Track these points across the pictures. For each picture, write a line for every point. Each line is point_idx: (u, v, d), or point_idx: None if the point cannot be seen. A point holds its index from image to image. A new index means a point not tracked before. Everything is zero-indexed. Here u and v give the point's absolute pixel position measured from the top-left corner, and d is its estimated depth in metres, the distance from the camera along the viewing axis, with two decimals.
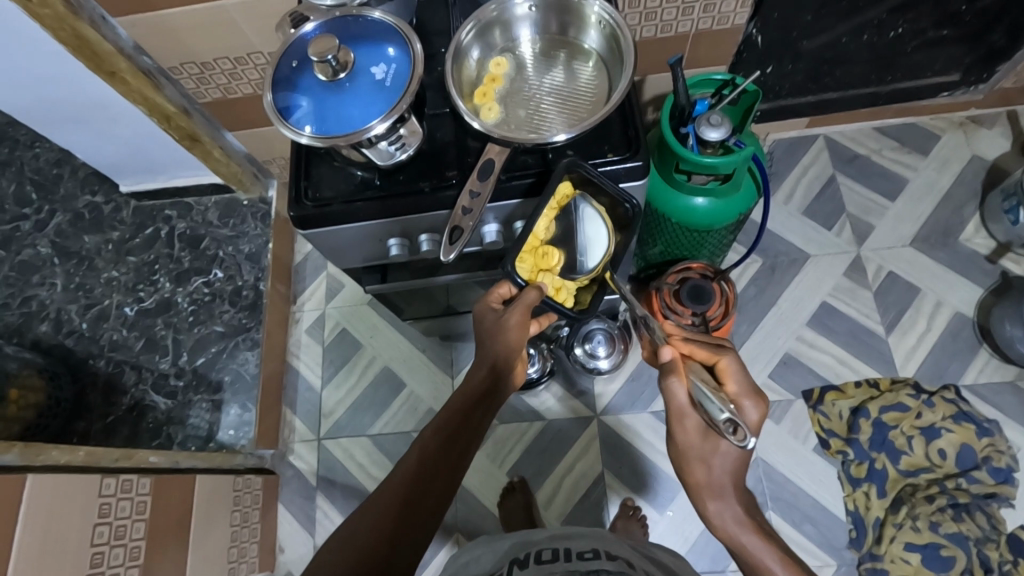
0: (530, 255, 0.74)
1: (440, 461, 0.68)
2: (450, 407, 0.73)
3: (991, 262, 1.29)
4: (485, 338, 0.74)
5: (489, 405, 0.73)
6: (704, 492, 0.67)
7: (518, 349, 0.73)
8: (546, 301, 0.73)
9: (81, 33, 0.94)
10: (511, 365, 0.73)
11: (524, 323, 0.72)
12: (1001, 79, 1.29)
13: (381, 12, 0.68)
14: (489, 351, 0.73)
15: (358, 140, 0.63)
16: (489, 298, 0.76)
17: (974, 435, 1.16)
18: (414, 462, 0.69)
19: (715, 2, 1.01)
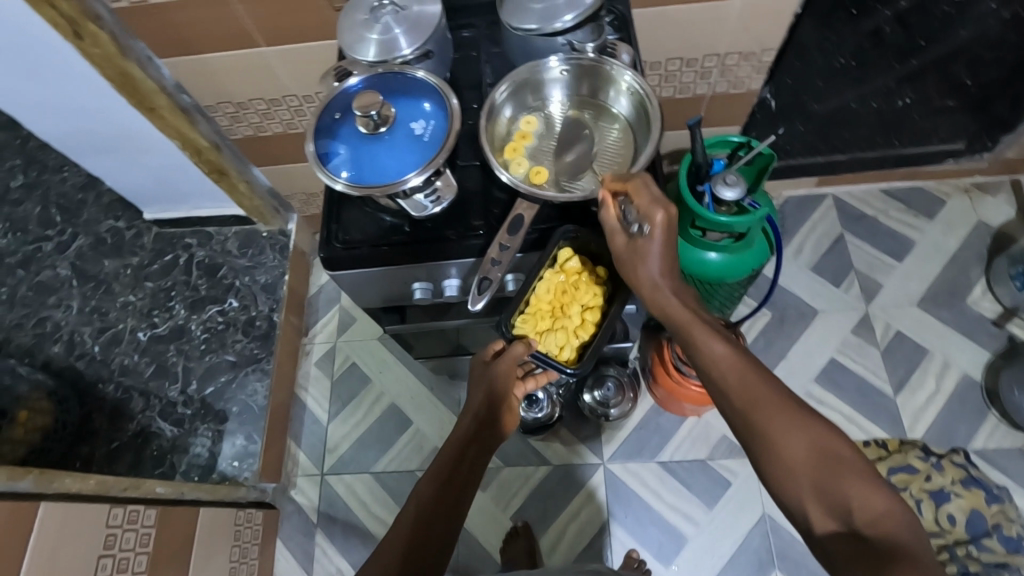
0: (528, 313, 0.81)
1: (437, 505, 0.68)
2: (445, 452, 0.74)
3: (998, 326, 1.30)
4: (475, 388, 0.79)
5: (484, 449, 0.75)
6: (693, 328, 0.68)
7: (505, 394, 0.77)
8: (536, 356, 0.77)
9: (127, 71, 0.97)
10: (498, 410, 0.76)
11: (510, 372, 0.77)
12: (1006, 149, 1.34)
13: (424, 72, 0.72)
14: (476, 398, 0.77)
15: (393, 190, 0.66)
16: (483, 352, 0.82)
17: (984, 501, 1.13)
18: (413, 510, 0.69)
19: (732, 67, 1.06)
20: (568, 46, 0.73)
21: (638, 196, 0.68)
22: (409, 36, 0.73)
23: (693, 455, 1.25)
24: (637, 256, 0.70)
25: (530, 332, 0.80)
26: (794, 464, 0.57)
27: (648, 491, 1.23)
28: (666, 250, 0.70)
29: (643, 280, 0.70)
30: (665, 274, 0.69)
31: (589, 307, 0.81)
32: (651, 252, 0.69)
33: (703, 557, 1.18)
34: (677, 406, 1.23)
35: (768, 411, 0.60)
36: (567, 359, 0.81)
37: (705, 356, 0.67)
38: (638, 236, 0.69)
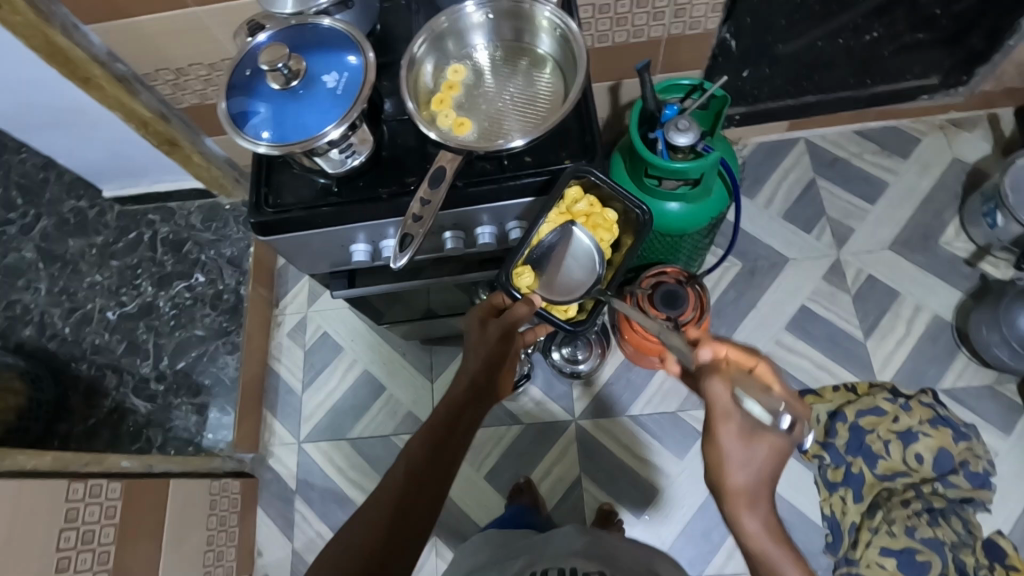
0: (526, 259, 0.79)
1: (428, 465, 0.69)
2: (437, 413, 0.74)
3: (971, 266, 1.28)
4: (470, 350, 0.76)
5: (479, 411, 0.75)
6: (739, 502, 0.59)
7: (502, 357, 0.76)
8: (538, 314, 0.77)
9: (53, 40, 0.93)
10: (495, 374, 0.76)
11: (507, 333, 0.76)
12: (981, 82, 1.29)
13: (331, 20, 0.69)
14: (472, 362, 0.75)
15: (312, 146, 0.64)
16: (480, 307, 0.80)
17: (951, 439, 1.14)
18: (404, 468, 0.69)
19: (687, 7, 1.01)
20: None
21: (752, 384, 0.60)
22: None
23: (664, 408, 1.26)
24: (712, 432, 0.59)
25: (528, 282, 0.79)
26: None
27: (626, 444, 1.25)
28: (749, 429, 0.59)
29: (715, 454, 0.60)
30: (751, 476, 0.58)
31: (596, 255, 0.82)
32: (742, 435, 0.58)
33: (674, 506, 1.20)
34: (647, 360, 1.23)
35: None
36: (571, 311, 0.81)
37: (739, 525, 0.59)
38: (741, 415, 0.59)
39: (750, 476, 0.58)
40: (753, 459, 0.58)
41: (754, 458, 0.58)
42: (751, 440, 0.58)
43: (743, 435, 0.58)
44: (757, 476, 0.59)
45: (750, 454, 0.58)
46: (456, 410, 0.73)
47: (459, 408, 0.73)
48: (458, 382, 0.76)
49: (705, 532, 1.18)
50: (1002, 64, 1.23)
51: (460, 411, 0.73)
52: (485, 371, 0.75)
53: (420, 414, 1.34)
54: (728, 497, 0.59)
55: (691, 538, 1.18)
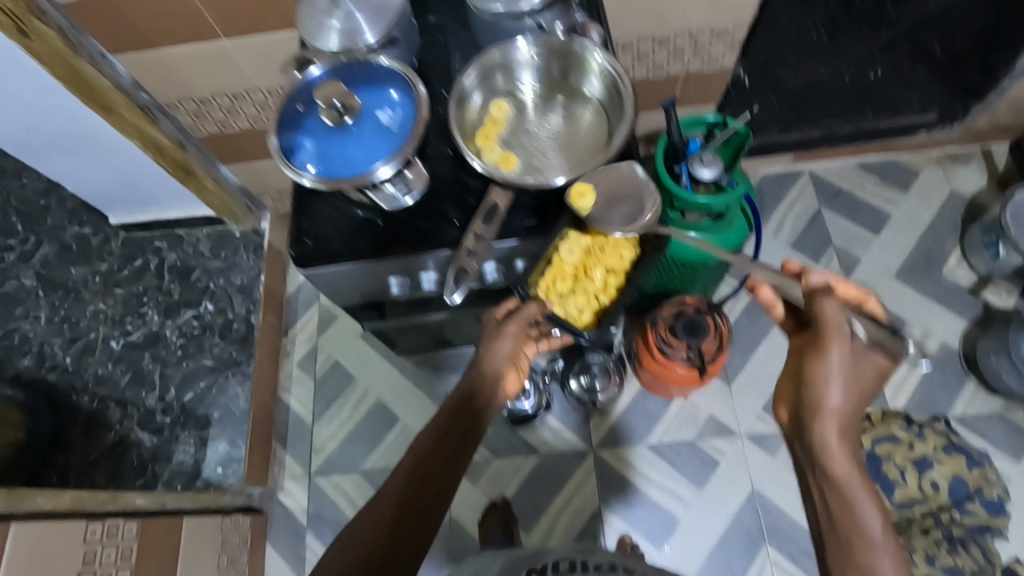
0: (547, 275, 0.85)
1: (431, 466, 0.71)
2: (443, 410, 0.76)
3: (974, 294, 1.32)
4: (481, 348, 0.79)
5: (484, 409, 0.76)
6: (832, 419, 0.68)
7: (509, 360, 0.78)
8: (557, 321, 0.87)
9: (79, 69, 0.91)
10: (503, 374, 0.78)
11: (520, 333, 0.79)
12: (977, 119, 1.35)
13: (388, 59, 0.70)
14: (482, 359, 0.77)
15: (364, 183, 0.64)
16: (496, 310, 0.83)
17: (965, 466, 1.16)
18: (409, 467, 0.72)
19: (706, 46, 1.05)
20: (536, 27, 0.72)
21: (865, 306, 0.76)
22: (370, 22, 0.71)
23: (681, 436, 1.26)
24: (829, 334, 0.69)
25: (549, 294, 0.87)
26: (872, 538, 0.62)
27: (645, 474, 1.24)
28: (857, 352, 0.70)
29: (820, 362, 0.69)
30: (846, 405, 0.68)
31: (612, 270, 0.88)
32: (854, 349, 0.70)
33: (695, 537, 1.19)
34: (664, 389, 1.23)
35: (852, 497, 0.64)
36: (585, 320, 0.92)
37: (823, 432, 0.68)
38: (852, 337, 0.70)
39: (846, 396, 0.68)
40: (856, 379, 0.69)
41: (863, 377, 0.69)
42: (854, 357, 0.69)
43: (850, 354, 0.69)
44: (857, 395, 0.69)
45: (857, 371, 0.69)
46: (459, 410, 0.75)
47: (464, 406, 0.75)
48: (465, 381, 0.77)
49: (727, 563, 1.17)
50: (998, 103, 1.29)
51: (465, 408, 0.75)
52: (493, 368, 0.76)
53: None
54: (825, 400, 0.69)
55: (713, 569, 1.17)
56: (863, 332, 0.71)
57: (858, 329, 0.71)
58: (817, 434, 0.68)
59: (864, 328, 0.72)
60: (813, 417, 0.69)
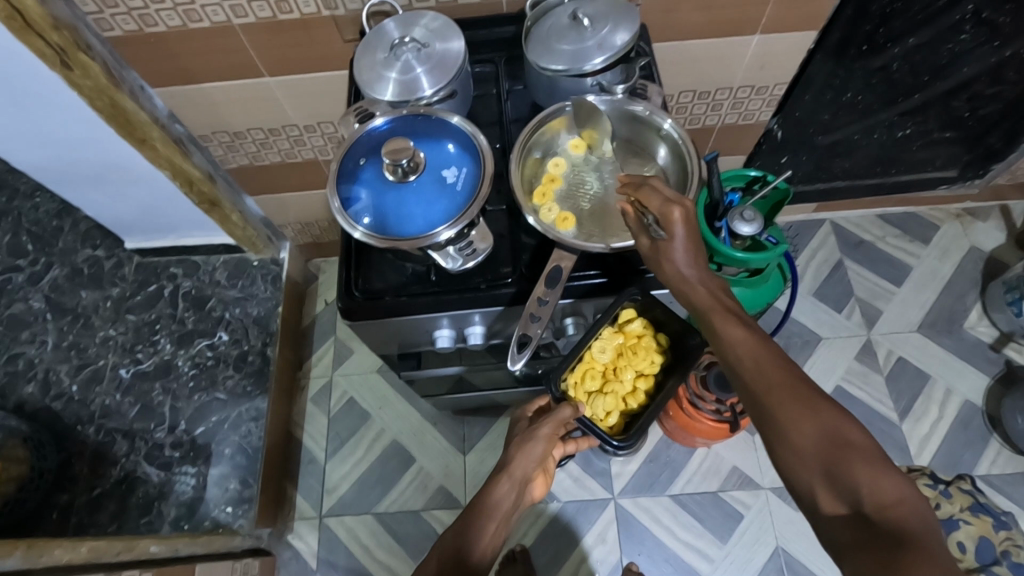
0: (578, 370, 0.81)
1: (461, 556, 0.65)
2: (471, 506, 0.71)
3: (996, 351, 1.32)
4: (511, 449, 0.76)
5: (513, 506, 0.72)
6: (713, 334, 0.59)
7: (544, 458, 0.76)
8: (583, 420, 0.78)
9: (120, 103, 0.89)
10: (531, 476, 0.75)
11: (552, 436, 0.77)
12: (996, 177, 1.36)
13: (460, 119, 0.69)
14: (511, 459, 0.74)
15: (424, 244, 0.63)
16: (527, 408, 0.88)
17: (992, 527, 1.13)
18: (436, 561, 0.66)
19: (744, 101, 1.07)
20: (597, 88, 0.72)
21: (650, 202, 0.63)
22: (431, 76, 0.70)
23: (704, 488, 1.24)
24: (658, 259, 0.63)
25: (577, 393, 0.81)
26: (802, 446, 0.49)
27: (667, 526, 1.21)
28: (690, 252, 0.62)
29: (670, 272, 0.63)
30: (744, 340, 0.56)
31: (643, 376, 0.82)
32: (673, 250, 0.62)
33: None
34: (688, 439, 1.21)
35: (792, 411, 0.50)
36: (611, 426, 0.80)
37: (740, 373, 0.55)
38: (657, 240, 0.63)
39: (738, 338, 0.57)
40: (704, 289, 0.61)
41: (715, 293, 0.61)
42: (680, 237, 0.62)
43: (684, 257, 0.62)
44: (743, 325, 0.57)
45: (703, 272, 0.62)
46: (489, 498, 0.71)
47: (493, 501, 0.71)
48: (492, 477, 0.74)
49: None
50: (1018, 164, 1.31)
51: (493, 503, 0.70)
52: (525, 467, 0.74)
53: (451, 488, 1.29)
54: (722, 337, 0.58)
55: None
56: (660, 215, 0.62)
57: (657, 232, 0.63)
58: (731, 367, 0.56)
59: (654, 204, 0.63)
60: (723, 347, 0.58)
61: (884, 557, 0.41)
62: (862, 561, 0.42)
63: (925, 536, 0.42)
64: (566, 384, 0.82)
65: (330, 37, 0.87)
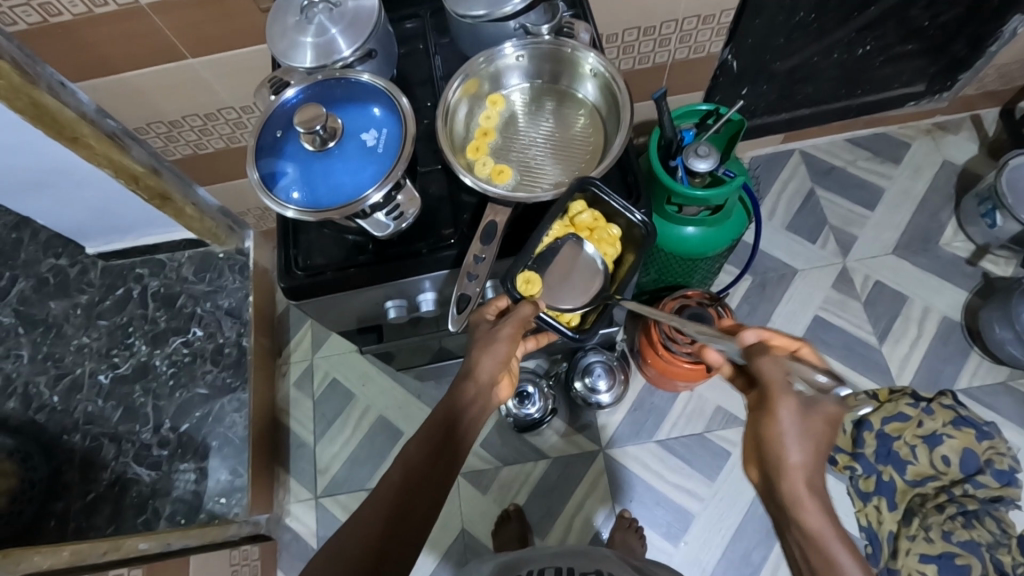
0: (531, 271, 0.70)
1: (427, 471, 0.60)
2: (436, 414, 0.65)
3: (972, 265, 1.31)
4: (473, 350, 0.66)
5: (482, 412, 0.65)
6: (795, 477, 0.53)
7: (510, 359, 0.66)
8: (543, 319, 0.68)
9: (40, 101, 0.87)
10: (501, 376, 0.66)
11: (517, 334, 0.66)
12: (964, 87, 1.32)
13: (370, 75, 0.66)
14: (474, 364, 0.65)
15: (352, 211, 0.61)
16: (485, 309, 0.68)
17: (975, 439, 1.15)
18: (399, 474, 0.61)
19: (692, 32, 1.03)
20: (521, 29, 0.68)
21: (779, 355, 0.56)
22: (346, 35, 0.67)
23: (690, 430, 1.25)
24: (769, 413, 0.54)
25: (532, 288, 0.69)
26: None
27: (653, 468, 1.23)
28: (802, 401, 0.54)
29: (773, 423, 0.54)
30: (806, 430, 0.53)
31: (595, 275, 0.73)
32: (785, 404, 0.54)
33: (711, 528, 1.18)
34: (670, 384, 1.21)
35: None
36: (570, 320, 0.72)
37: (777, 448, 0.54)
38: (807, 398, 0.54)
39: (804, 426, 0.53)
40: (807, 428, 0.53)
41: (809, 435, 0.53)
42: (806, 401, 0.54)
43: (802, 409, 0.54)
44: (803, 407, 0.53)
45: (802, 421, 0.53)
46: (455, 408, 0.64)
47: (459, 411, 0.64)
48: (456, 382, 0.66)
49: (746, 554, 1.16)
50: (985, 70, 1.27)
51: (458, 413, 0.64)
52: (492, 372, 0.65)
53: None
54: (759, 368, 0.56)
55: (731, 563, 1.16)
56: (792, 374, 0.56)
57: (797, 388, 0.55)
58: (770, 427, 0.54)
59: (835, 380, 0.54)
60: (796, 513, 0.52)
61: None
62: None
63: None
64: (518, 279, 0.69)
65: (246, 8, 0.83)
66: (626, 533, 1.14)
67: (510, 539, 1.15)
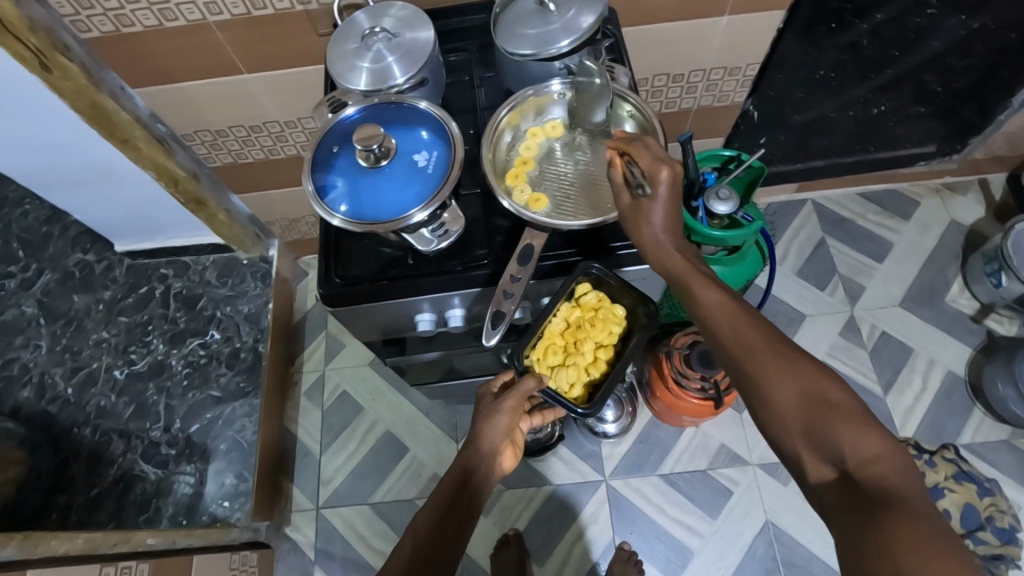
0: (540, 346, 0.82)
1: (434, 537, 0.66)
2: (444, 483, 0.72)
3: (977, 322, 1.34)
4: (476, 423, 0.77)
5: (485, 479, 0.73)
6: (685, 285, 0.62)
7: (511, 430, 0.76)
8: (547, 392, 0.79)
9: (100, 104, 0.90)
10: (502, 448, 0.76)
11: (518, 409, 0.78)
12: (973, 151, 1.38)
13: (428, 103, 0.71)
14: (478, 434, 0.75)
15: (398, 226, 0.64)
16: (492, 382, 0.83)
17: (976, 495, 1.16)
18: (410, 542, 0.66)
19: (717, 82, 1.08)
20: (565, 70, 0.73)
21: (641, 155, 0.66)
22: (402, 64, 0.72)
23: (693, 466, 1.26)
24: (637, 215, 0.65)
25: (539, 367, 0.81)
26: (782, 407, 0.51)
27: (654, 501, 1.23)
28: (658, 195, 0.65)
29: (643, 240, 0.65)
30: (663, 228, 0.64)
31: (604, 345, 0.82)
32: (651, 210, 0.64)
33: (709, 568, 1.18)
34: (676, 419, 1.23)
35: (779, 374, 0.52)
36: (576, 398, 0.82)
37: (655, 265, 0.64)
38: (643, 197, 0.65)
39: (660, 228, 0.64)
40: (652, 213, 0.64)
41: (676, 249, 0.64)
42: (657, 202, 0.64)
43: (661, 212, 0.64)
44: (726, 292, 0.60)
45: (678, 239, 0.64)
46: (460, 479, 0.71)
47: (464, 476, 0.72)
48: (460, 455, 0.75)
49: None
50: (994, 136, 1.32)
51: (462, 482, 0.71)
52: (492, 440, 0.74)
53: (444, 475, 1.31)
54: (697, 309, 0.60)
55: None
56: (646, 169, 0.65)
57: (638, 191, 0.66)
58: (725, 346, 0.57)
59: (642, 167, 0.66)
60: (699, 315, 0.60)
61: (866, 516, 0.43)
62: (846, 520, 0.45)
63: (902, 489, 0.44)
64: (529, 360, 0.82)
65: (304, 32, 0.89)
66: (624, 566, 1.14)
67: (509, 564, 1.15)
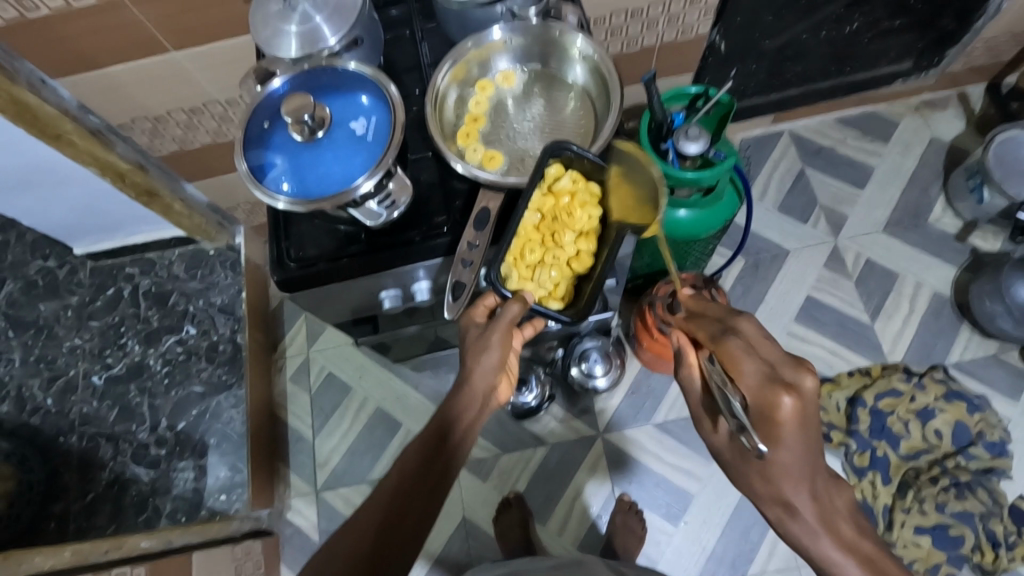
0: (515, 246, 0.70)
1: (420, 476, 0.66)
2: (433, 419, 0.71)
3: (961, 241, 1.32)
4: (467, 360, 0.71)
5: (474, 417, 0.71)
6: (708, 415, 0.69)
7: (502, 366, 0.71)
8: (534, 310, 0.70)
9: (20, 97, 0.85)
10: (493, 384, 0.71)
11: (507, 340, 0.70)
12: (951, 63, 1.33)
13: (357, 63, 0.65)
14: (468, 373, 0.70)
15: (345, 200, 0.60)
16: (474, 311, 0.73)
17: (966, 412, 1.18)
18: (396, 478, 0.67)
19: (680, 13, 1.02)
20: (508, 13, 0.68)
21: (733, 361, 0.65)
22: (332, 23, 0.66)
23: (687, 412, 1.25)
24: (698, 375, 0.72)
25: (519, 272, 0.71)
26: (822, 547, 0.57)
27: (650, 449, 1.24)
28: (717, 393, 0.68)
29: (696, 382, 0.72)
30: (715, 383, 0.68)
31: (584, 235, 0.72)
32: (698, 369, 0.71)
33: (710, 508, 1.19)
34: (666, 367, 1.21)
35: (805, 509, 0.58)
36: (561, 298, 0.73)
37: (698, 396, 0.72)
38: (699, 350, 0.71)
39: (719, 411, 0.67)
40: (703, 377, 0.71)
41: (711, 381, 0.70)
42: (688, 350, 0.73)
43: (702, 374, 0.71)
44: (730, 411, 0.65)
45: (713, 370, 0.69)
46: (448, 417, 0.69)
47: (453, 416, 0.69)
48: (451, 395, 0.71)
49: (744, 534, 1.17)
50: (971, 46, 1.27)
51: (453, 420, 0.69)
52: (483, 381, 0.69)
53: None
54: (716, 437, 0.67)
55: (730, 542, 1.17)
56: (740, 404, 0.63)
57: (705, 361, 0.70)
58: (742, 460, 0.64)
59: (723, 372, 0.67)
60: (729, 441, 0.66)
61: None
62: None
63: None
64: (506, 267, 0.70)
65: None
66: (626, 516, 1.16)
67: (511, 526, 1.16)
